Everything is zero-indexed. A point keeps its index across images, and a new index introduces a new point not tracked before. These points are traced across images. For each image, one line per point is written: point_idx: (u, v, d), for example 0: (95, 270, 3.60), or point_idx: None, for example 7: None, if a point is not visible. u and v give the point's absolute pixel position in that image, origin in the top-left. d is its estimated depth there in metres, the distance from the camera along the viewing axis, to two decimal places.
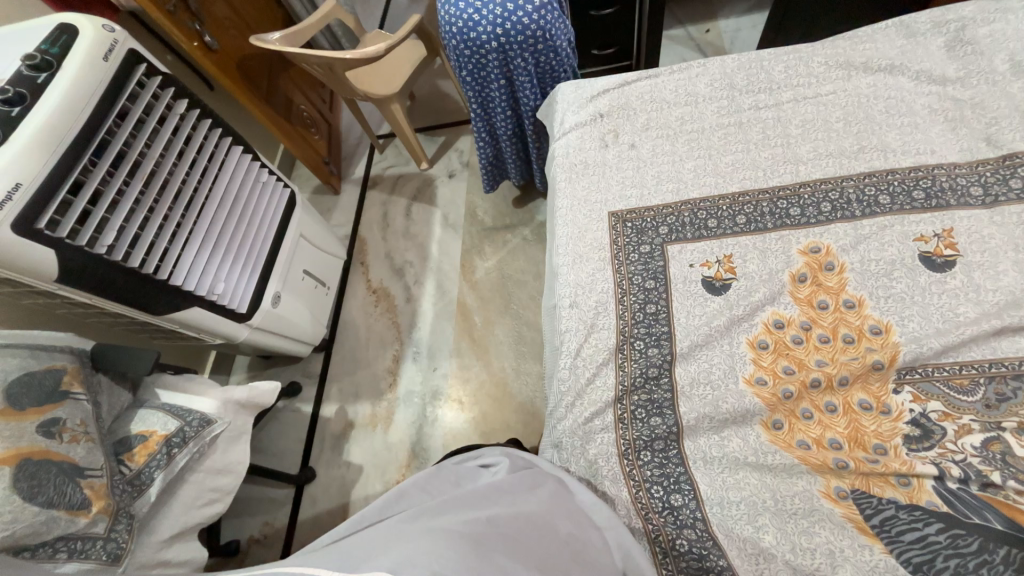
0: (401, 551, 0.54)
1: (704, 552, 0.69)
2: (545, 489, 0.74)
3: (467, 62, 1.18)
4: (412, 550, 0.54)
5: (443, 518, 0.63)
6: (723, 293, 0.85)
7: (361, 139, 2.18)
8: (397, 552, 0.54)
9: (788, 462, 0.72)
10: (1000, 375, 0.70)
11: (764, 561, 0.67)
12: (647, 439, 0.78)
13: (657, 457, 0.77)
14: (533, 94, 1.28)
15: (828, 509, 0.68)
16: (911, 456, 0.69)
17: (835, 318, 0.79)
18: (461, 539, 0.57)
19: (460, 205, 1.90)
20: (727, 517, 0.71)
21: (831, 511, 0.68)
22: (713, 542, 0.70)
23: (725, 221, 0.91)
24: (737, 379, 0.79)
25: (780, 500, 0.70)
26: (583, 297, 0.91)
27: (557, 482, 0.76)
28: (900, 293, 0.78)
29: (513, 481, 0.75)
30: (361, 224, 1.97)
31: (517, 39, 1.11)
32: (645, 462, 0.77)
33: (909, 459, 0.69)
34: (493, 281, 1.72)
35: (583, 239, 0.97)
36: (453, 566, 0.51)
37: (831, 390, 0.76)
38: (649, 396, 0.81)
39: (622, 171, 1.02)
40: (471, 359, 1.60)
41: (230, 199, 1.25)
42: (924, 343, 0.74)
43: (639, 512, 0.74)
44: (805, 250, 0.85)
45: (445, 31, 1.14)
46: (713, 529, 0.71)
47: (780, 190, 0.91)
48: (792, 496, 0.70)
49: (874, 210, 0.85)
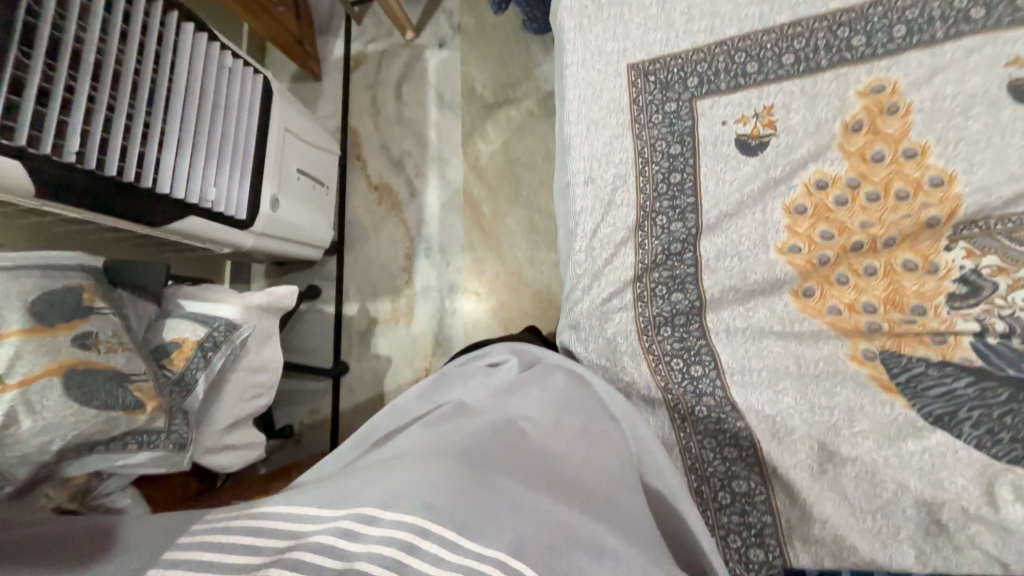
0: (408, 464, 0.57)
1: (723, 415, 0.71)
2: (554, 387, 0.75)
3: None
4: (422, 464, 0.56)
5: (456, 429, 0.65)
6: (759, 153, 0.75)
7: (334, 8, 1.87)
8: (405, 466, 0.56)
9: (816, 328, 0.70)
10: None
11: (783, 420, 0.68)
12: (668, 315, 0.76)
13: (677, 332, 0.76)
14: None
15: (853, 370, 0.67)
16: (953, 314, 0.65)
17: (890, 171, 0.69)
18: (465, 452, 0.59)
19: (455, 79, 1.68)
20: (747, 383, 0.71)
21: (856, 372, 0.67)
22: (732, 407, 0.71)
23: (768, 64, 0.76)
24: (769, 249, 0.73)
25: (803, 364, 0.69)
26: (600, 171, 0.82)
27: (566, 377, 0.77)
28: (975, 134, 0.66)
29: (522, 382, 0.76)
30: (351, 113, 1.79)
31: None
32: (665, 337, 0.76)
33: (949, 317, 0.65)
34: (499, 167, 1.59)
35: (597, 101, 0.84)
36: (459, 481, 0.54)
37: (873, 253, 0.69)
38: (671, 272, 0.77)
39: (645, 9, 0.83)
40: (484, 251, 1.56)
41: (200, 90, 1.11)
42: (993, 192, 0.65)
43: (658, 384, 0.75)
44: (865, 91, 0.71)
45: None
46: (733, 395, 0.71)
47: (841, 14, 0.73)
48: (816, 360, 0.69)
49: (961, 29, 0.68)
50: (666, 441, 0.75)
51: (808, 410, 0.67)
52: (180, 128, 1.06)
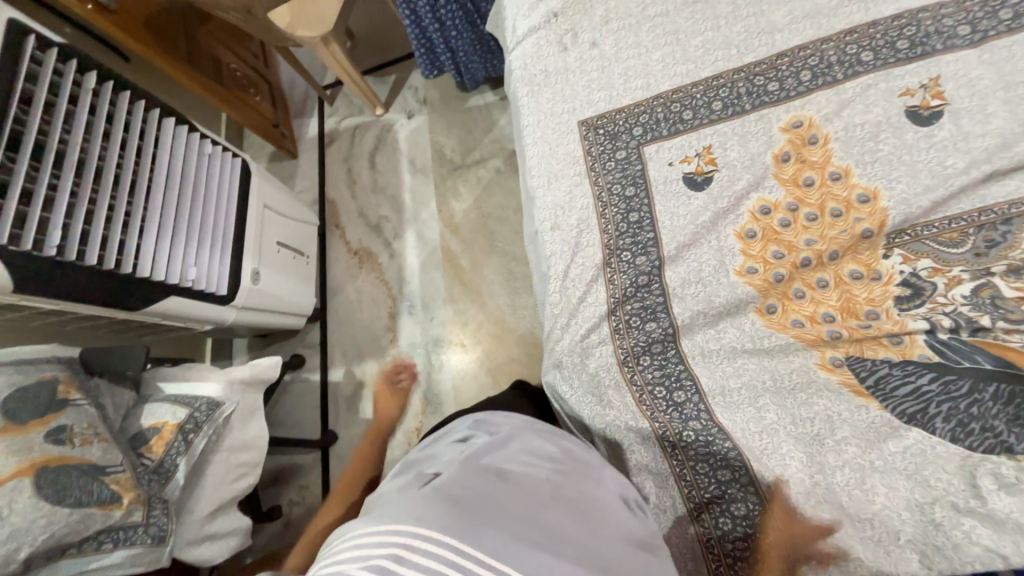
0: (390, 510, 0.48)
1: (712, 438, 0.71)
2: (533, 442, 0.65)
3: None
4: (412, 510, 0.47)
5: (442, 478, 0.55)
6: (706, 188, 0.82)
7: (308, 93, 2.02)
8: (390, 512, 0.48)
9: (785, 340, 0.74)
10: (990, 222, 0.70)
11: (768, 435, 0.69)
12: (645, 345, 0.79)
13: (657, 360, 0.78)
14: None
15: (824, 379, 0.70)
16: (902, 315, 0.70)
17: (821, 193, 0.77)
18: (455, 500, 0.49)
19: (425, 146, 1.79)
20: (729, 403, 0.73)
21: (828, 380, 0.70)
22: (719, 428, 0.72)
23: (701, 111, 0.86)
24: (728, 272, 0.78)
25: (779, 379, 0.72)
26: (564, 217, 0.88)
27: (537, 434, 0.68)
28: (886, 155, 0.75)
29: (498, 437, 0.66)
30: (328, 185, 1.88)
31: None
32: (645, 367, 0.78)
33: (900, 319, 0.70)
34: (473, 222, 1.67)
35: (555, 155, 0.91)
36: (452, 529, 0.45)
37: (822, 267, 0.75)
38: (642, 303, 0.81)
39: (586, 74, 0.93)
40: (466, 303, 1.59)
41: (180, 178, 1.16)
42: (913, 203, 0.72)
43: (644, 413, 0.76)
44: (787, 127, 0.81)
45: None
46: (718, 417, 0.72)
47: (755, 66, 0.84)
48: (790, 373, 0.72)
49: (857, 70, 0.79)
50: (659, 471, 0.75)
51: (791, 423, 0.69)
52: (160, 214, 1.10)
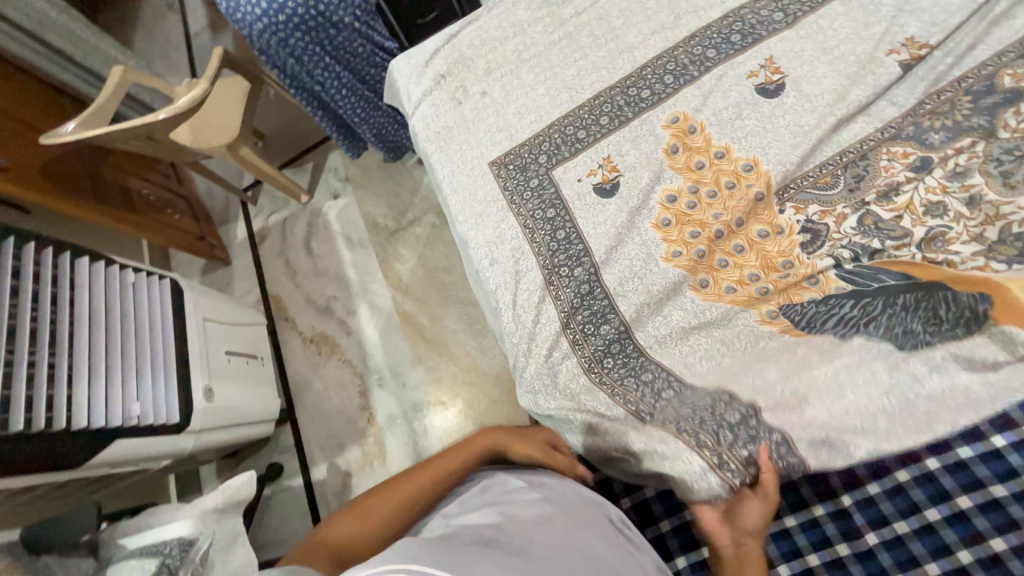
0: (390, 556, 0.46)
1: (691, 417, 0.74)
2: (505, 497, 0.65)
3: (276, 43, 1.20)
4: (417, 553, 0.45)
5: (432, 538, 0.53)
6: (616, 192, 0.89)
7: (229, 200, 2.01)
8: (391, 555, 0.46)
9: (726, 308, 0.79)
10: (851, 161, 0.81)
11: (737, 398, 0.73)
12: (605, 348, 0.82)
13: (619, 359, 0.81)
14: (334, 76, 1.30)
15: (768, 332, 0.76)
16: (811, 258, 0.78)
17: (713, 171, 0.86)
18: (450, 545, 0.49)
19: (357, 220, 1.82)
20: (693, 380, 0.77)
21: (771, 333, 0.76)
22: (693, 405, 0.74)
23: (592, 128, 0.94)
24: (658, 261, 0.84)
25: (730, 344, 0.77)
26: (499, 251, 0.91)
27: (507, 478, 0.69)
28: (754, 127, 0.86)
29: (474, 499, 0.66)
30: (269, 282, 1.84)
31: (284, 19, 1.15)
32: (611, 368, 0.81)
33: (810, 261, 0.78)
34: (422, 279, 1.68)
35: (475, 198, 0.96)
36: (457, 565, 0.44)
37: (734, 234, 0.82)
38: (591, 310, 0.84)
39: (484, 121, 1.01)
40: (435, 359, 1.58)
41: (108, 313, 1.12)
42: (786, 161, 0.82)
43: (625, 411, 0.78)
44: (668, 124, 0.90)
45: (235, 16, 1.19)
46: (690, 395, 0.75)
47: (626, 80, 0.95)
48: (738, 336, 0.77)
49: (708, 65, 0.91)
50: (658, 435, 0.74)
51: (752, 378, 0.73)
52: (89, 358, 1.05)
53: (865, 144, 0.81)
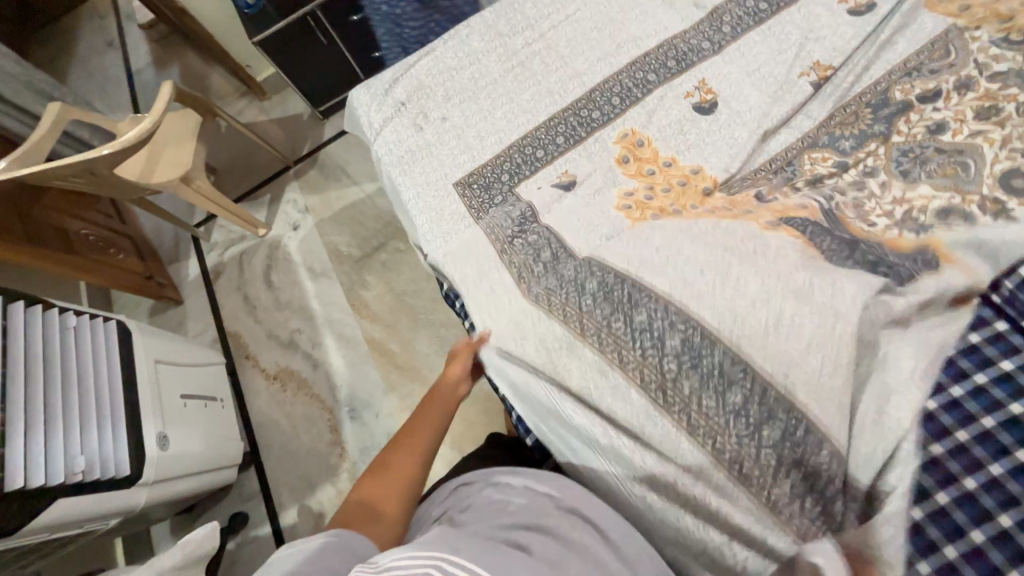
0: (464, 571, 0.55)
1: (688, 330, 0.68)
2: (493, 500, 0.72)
3: None
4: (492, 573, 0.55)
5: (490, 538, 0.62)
6: (575, 188, 0.95)
7: (179, 236, 1.93)
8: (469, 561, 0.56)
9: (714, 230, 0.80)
10: (780, 167, 0.91)
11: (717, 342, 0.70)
12: (585, 297, 0.78)
13: (609, 305, 0.75)
14: None
15: None
16: (774, 202, 0.84)
17: (663, 176, 0.93)
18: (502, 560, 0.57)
19: (320, 250, 1.80)
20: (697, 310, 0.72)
21: None
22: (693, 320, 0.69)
23: (550, 146, 1.00)
24: (623, 227, 0.87)
25: None
26: (468, 263, 0.92)
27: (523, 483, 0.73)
28: (695, 139, 0.96)
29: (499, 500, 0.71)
30: (225, 320, 1.77)
31: None
32: (608, 322, 0.75)
33: (780, 206, 0.83)
34: (390, 304, 1.67)
35: (443, 218, 0.99)
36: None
37: (691, 208, 0.88)
38: (568, 278, 0.81)
39: (447, 145, 1.05)
40: (408, 385, 1.55)
41: (43, 365, 1.03)
42: (725, 167, 0.92)
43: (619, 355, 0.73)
44: (618, 139, 0.98)
45: None
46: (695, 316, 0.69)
47: (578, 102, 1.03)
48: None
49: (649, 87, 1.01)
50: (712, 477, 0.65)
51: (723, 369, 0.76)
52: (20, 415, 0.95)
53: (791, 150, 0.92)
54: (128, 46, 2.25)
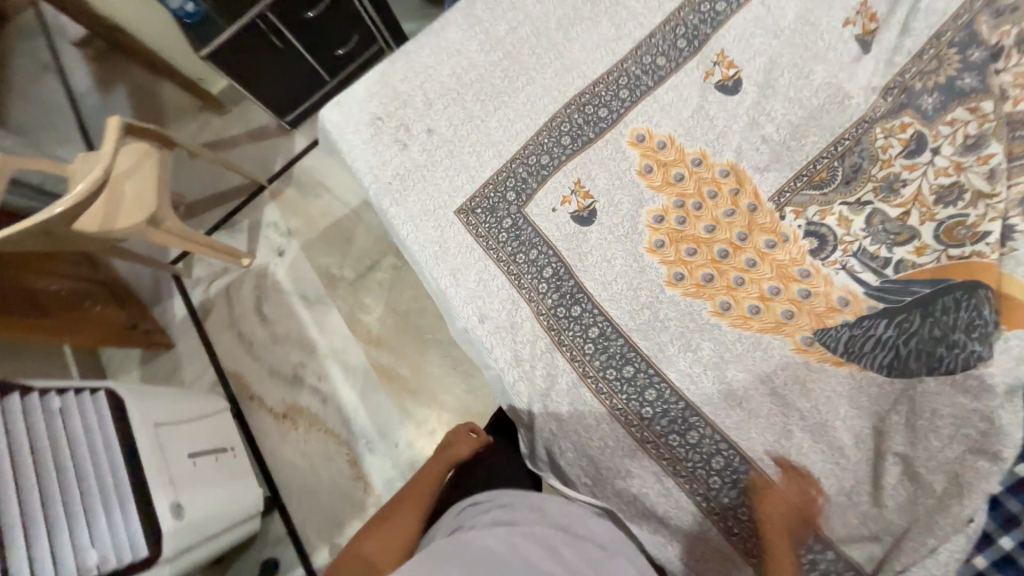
0: None
1: (737, 468, 0.71)
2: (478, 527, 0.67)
3: None
4: None
5: None
6: (595, 220, 0.86)
7: (157, 275, 1.80)
8: None
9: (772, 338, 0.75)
10: (847, 150, 0.80)
11: (786, 439, 0.70)
12: (619, 379, 0.77)
13: (636, 385, 0.77)
14: None
15: (803, 362, 0.72)
16: (826, 265, 0.76)
17: (694, 181, 0.83)
18: None
19: (311, 275, 1.69)
20: (724, 379, 0.75)
21: (807, 363, 0.72)
22: (722, 436, 0.72)
23: (554, 151, 0.89)
24: (663, 287, 0.81)
25: (736, 349, 0.76)
26: (488, 304, 0.85)
27: (514, 506, 0.70)
28: (722, 130, 0.84)
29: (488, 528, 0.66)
30: (222, 359, 1.67)
31: None
32: (652, 418, 0.75)
33: (826, 272, 0.76)
34: (393, 326, 1.57)
35: (449, 251, 0.90)
36: None
37: (740, 248, 0.80)
38: (608, 352, 0.79)
39: (440, 164, 0.93)
40: (424, 409, 1.48)
41: (34, 458, 0.94)
42: (761, 165, 0.82)
43: (665, 464, 0.73)
44: (634, 141, 0.87)
45: None
46: (734, 439, 0.72)
47: (581, 96, 0.91)
48: (771, 362, 0.74)
49: (661, 75, 0.88)
50: (710, 538, 0.70)
51: (769, 396, 0.73)
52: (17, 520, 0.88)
53: (840, 137, 0.81)
54: (65, 69, 2.03)
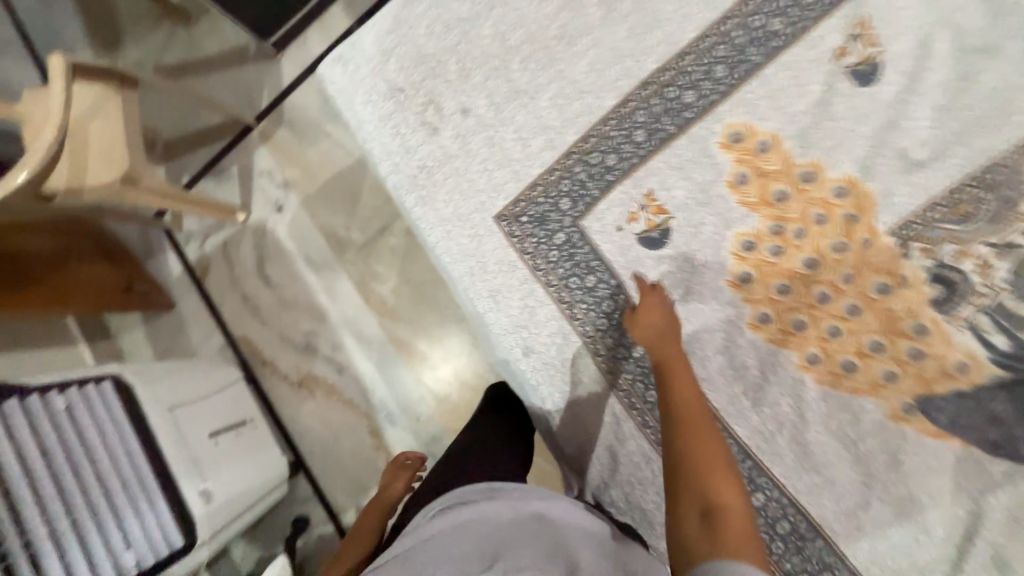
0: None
1: (802, 535, 0.66)
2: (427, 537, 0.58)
3: None
4: None
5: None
6: (667, 241, 0.71)
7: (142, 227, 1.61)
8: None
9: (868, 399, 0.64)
10: (999, 181, 0.60)
11: (864, 512, 0.64)
12: None
13: None
14: None
15: (900, 432, 0.63)
16: (949, 321, 0.62)
17: (800, 202, 0.66)
18: None
19: (315, 235, 1.52)
20: (810, 442, 0.66)
21: (905, 434, 0.63)
22: (791, 501, 0.66)
23: (622, 149, 0.72)
24: (743, 329, 0.69)
25: (830, 407, 0.65)
26: (534, 336, 0.74)
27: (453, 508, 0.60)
28: (844, 131, 0.65)
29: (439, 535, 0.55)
30: (229, 323, 1.57)
31: None
32: None
33: (946, 329, 0.62)
34: (410, 297, 1.46)
35: (488, 268, 0.76)
36: None
37: (842, 291, 0.65)
38: None
39: (478, 156, 0.77)
40: (446, 385, 1.44)
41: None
42: (889, 179, 0.64)
43: None
44: (726, 142, 0.68)
45: None
46: (801, 502, 0.66)
47: (663, 73, 0.70)
48: (858, 428, 0.65)
49: (774, 45, 0.67)
50: None
51: (853, 463, 0.65)
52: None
53: (1015, 150, 0.60)
54: None
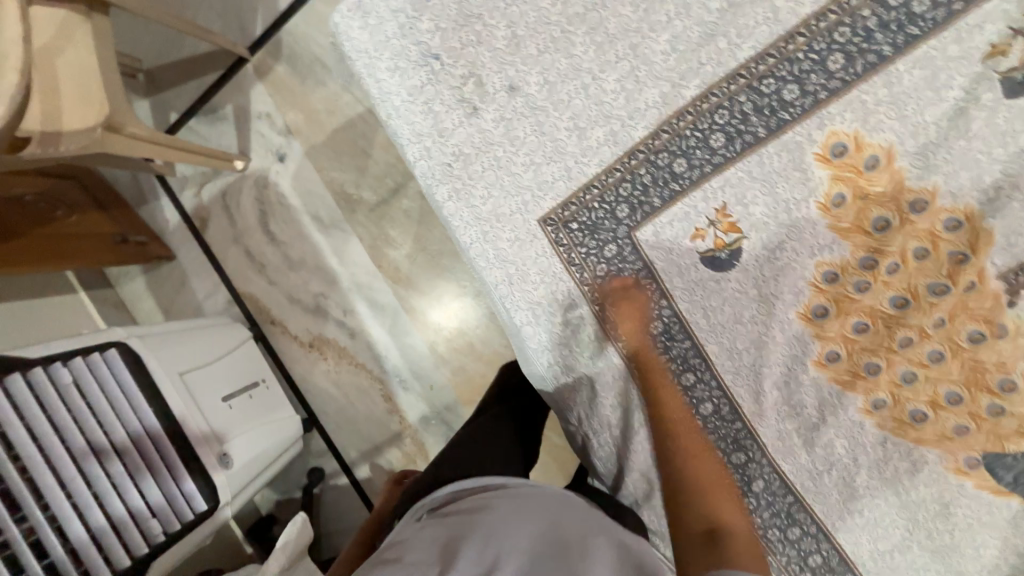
0: None
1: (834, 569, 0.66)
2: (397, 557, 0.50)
3: None
4: None
5: None
6: (736, 263, 0.63)
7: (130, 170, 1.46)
8: None
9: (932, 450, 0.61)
10: None
11: (900, 552, 0.64)
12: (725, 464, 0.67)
13: (743, 473, 0.66)
14: None
15: (958, 485, 0.61)
16: None
17: (901, 233, 0.57)
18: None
19: (322, 190, 1.39)
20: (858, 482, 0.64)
21: (961, 486, 0.61)
22: (828, 539, 0.65)
23: (697, 152, 0.61)
24: (806, 365, 0.64)
25: (885, 451, 0.63)
26: (575, 355, 0.68)
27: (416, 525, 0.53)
28: (976, 153, 0.54)
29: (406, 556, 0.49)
30: (231, 279, 1.47)
31: None
32: (756, 508, 0.66)
33: None
34: (425, 264, 1.38)
35: (529, 278, 0.67)
36: None
37: (928, 337, 0.59)
38: (719, 435, 0.67)
39: (523, 146, 0.65)
40: (461, 356, 1.39)
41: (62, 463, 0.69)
42: (1015, 216, 0.54)
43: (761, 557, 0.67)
44: (825, 155, 0.58)
45: None
46: (838, 541, 0.65)
47: (760, 61, 0.58)
48: (914, 476, 0.62)
49: (908, 35, 0.54)
50: None
51: (899, 507, 0.63)
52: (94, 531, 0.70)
53: None
54: None
